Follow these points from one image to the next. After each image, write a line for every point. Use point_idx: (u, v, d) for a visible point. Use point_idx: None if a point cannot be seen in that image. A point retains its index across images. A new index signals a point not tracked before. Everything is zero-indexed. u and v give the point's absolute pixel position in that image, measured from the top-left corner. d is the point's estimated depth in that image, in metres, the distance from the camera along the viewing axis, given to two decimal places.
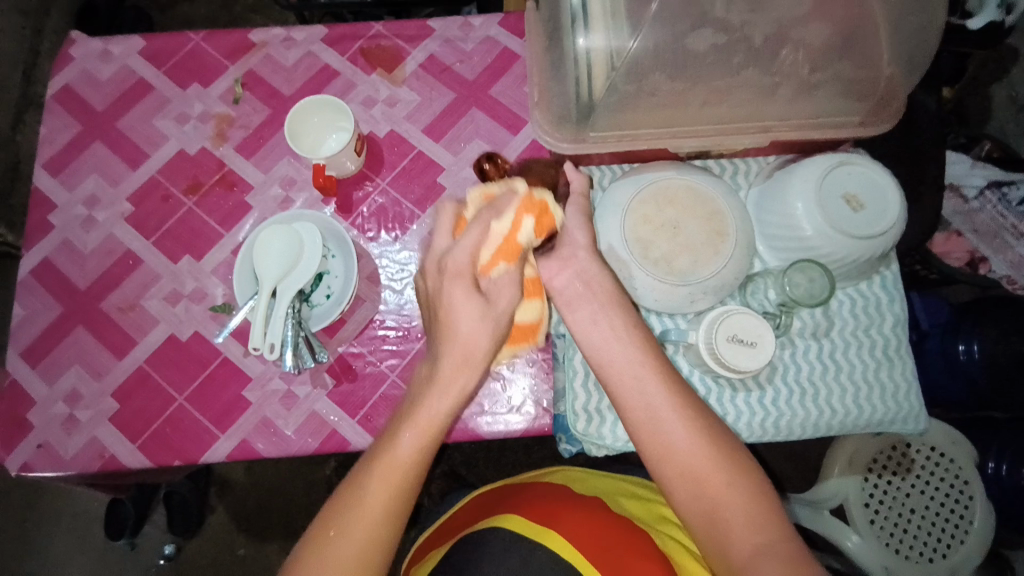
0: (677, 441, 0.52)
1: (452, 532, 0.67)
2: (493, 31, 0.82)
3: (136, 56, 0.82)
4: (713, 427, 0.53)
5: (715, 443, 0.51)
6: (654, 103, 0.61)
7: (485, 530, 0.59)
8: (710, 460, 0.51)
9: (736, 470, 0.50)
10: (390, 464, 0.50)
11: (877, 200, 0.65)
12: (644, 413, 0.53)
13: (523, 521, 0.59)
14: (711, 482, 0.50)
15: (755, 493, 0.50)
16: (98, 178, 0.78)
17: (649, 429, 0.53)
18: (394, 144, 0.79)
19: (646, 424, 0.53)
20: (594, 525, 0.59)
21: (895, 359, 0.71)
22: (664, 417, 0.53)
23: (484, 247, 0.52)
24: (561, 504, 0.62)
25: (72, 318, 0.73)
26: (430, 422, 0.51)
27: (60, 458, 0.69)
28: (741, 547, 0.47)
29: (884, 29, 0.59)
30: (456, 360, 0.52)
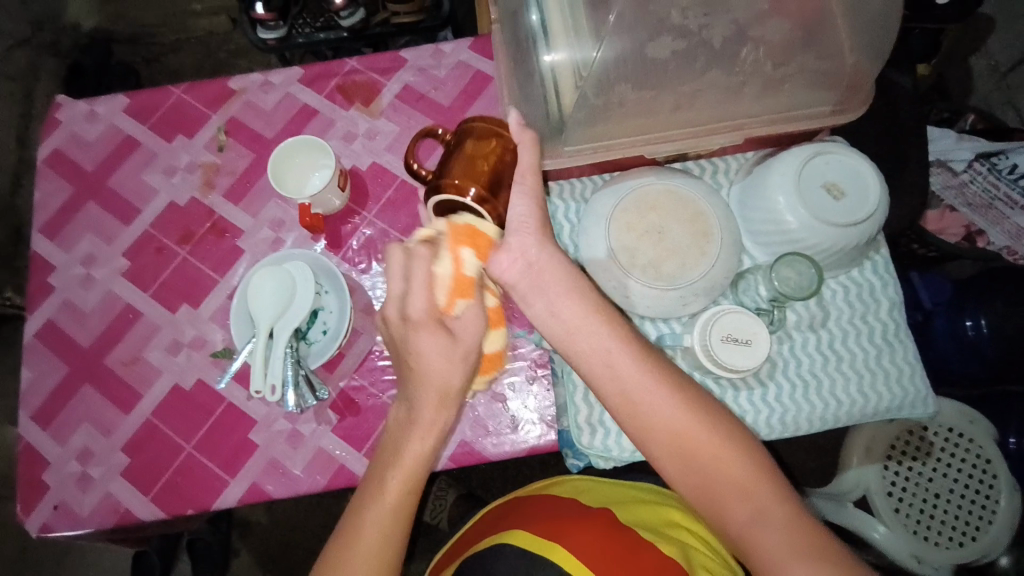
0: (662, 419, 0.51)
1: (464, 549, 0.68)
2: (465, 56, 0.84)
3: (122, 114, 0.84)
4: (697, 398, 0.53)
5: (701, 419, 0.51)
6: (624, 113, 0.61)
7: (495, 548, 0.59)
8: (699, 437, 0.51)
9: (723, 440, 0.51)
10: (381, 507, 0.53)
11: (858, 186, 0.65)
12: (623, 397, 0.52)
13: (530, 536, 0.59)
14: (702, 456, 0.50)
15: (747, 458, 0.51)
16: (93, 237, 0.80)
17: (630, 411, 0.52)
18: (377, 175, 0.80)
19: (626, 407, 0.52)
20: (603, 535, 0.58)
21: (897, 344, 0.70)
22: (645, 398, 0.51)
23: (438, 291, 0.52)
24: (568, 517, 0.62)
25: (78, 377, 0.75)
26: (412, 463, 0.54)
27: (77, 516, 0.70)
28: (741, 511, 0.49)
29: (844, 18, 0.59)
30: (433, 405, 0.53)
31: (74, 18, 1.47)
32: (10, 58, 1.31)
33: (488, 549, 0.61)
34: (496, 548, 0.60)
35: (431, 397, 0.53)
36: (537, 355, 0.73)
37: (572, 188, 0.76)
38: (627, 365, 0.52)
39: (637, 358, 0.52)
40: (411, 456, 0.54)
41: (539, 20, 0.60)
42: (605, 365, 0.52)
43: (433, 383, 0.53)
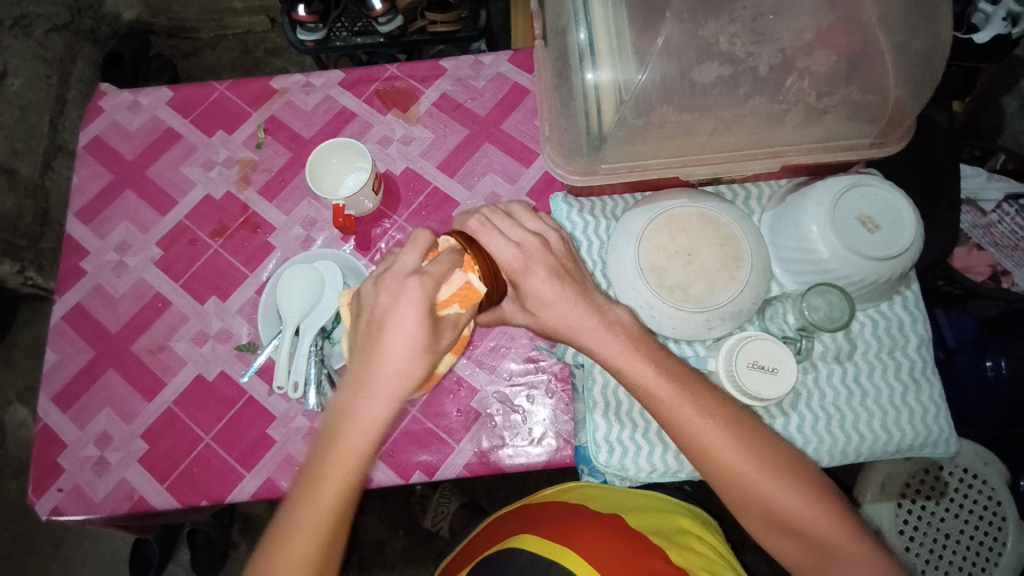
0: (734, 465, 0.53)
1: (471, 556, 0.66)
2: (503, 68, 0.85)
3: (165, 106, 0.86)
4: (765, 443, 0.54)
5: (772, 463, 0.53)
6: (663, 135, 0.62)
7: (504, 553, 0.58)
8: (769, 481, 0.52)
9: (793, 483, 0.52)
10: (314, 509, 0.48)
11: (894, 221, 0.65)
12: (694, 441, 0.54)
13: (541, 541, 0.57)
14: (773, 498, 0.52)
15: (818, 498, 0.52)
16: (128, 224, 0.81)
17: (700, 453, 0.54)
18: (410, 181, 0.81)
19: (697, 448, 0.54)
20: (616, 543, 0.57)
21: (922, 381, 0.69)
22: (715, 444, 0.53)
23: (446, 287, 0.49)
24: (580, 523, 0.59)
25: (103, 361, 0.76)
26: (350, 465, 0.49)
27: (91, 500, 0.70)
28: (810, 548, 0.52)
29: (892, 53, 0.59)
30: (374, 407, 0.49)
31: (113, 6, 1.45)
32: (48, 42, 1.28)
33: (496, 554, 0.59)
34: (505, 553, 0.58)
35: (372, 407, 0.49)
36: (558, 369, 0.73)
37: (604, 205, 0.76)
38: (693, 412, 0.54)
39: (703, 404, 0.54)
40: (351, 452, 0.49)
41: (586, 39, 0.60)
42: (679, 411, 0.54)
43: (387, 384, 0.49)
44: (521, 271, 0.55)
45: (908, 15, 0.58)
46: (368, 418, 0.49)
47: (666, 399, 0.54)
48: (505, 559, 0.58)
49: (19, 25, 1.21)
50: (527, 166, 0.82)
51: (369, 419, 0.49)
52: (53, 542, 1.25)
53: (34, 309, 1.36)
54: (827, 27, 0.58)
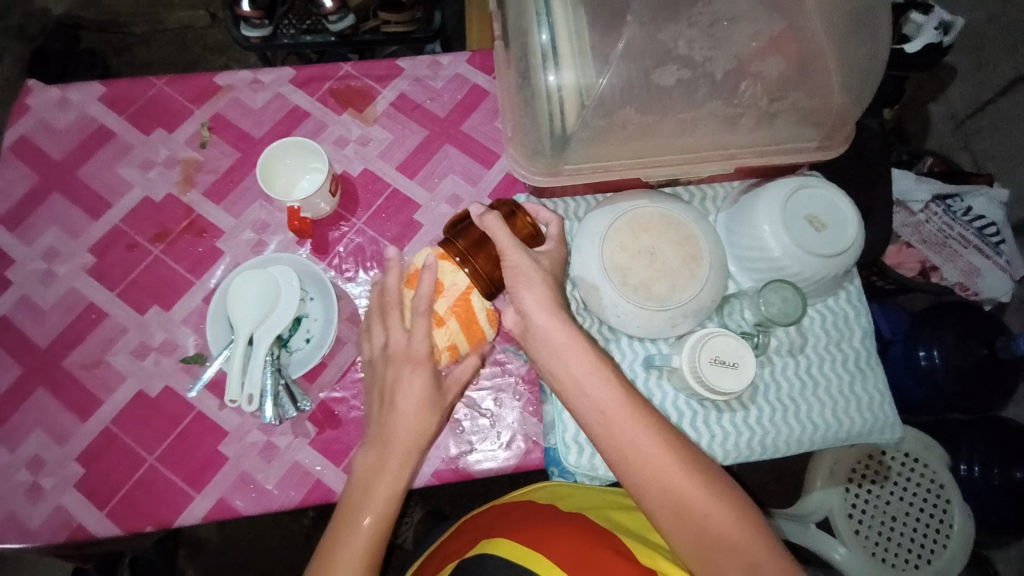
0: (653, 462, 0.51)
1: (443, 562, 0.64)
2: (462, 69, 0.84)
3: (97, 102, 0.79)
4: (685, 446, 0.53)
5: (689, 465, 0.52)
6: (625, 136, 0.63)
7: (476, 557, 0.57)
8: (688, 481, 0.51)
9: (714, 490, 0.51)
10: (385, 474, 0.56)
11: (837, 221, 0.69)
12: (634, 452, 0.52)
13: (515, 546, 0.56)
14: (697, 509, 0.50)
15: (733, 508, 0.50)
16: (57, 230, 0.75)
17: (636, 465, 0.52)
18: (368, 183, 0.79)
19: (617, 439, 0.53)
20: (587, 548, 0.56)
21: (868, 371, 0.74)
22: (635, 436, 0.52)
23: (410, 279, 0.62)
24: (557, 527, 0.59)
25: (31, 379, 0.69)
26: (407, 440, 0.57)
27: (21, 531, 0.64)
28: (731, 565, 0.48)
29: (834, 61, 0.62)
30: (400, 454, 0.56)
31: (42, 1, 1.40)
32: None
33: (469, 561, 0.58)
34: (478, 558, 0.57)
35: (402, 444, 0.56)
36: (525, 371, 0.72)
37: (567, 207, 0.77)
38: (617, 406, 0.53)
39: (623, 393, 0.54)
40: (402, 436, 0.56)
41: (548, 40, 0.59)
42: (597, 398, 0.54)
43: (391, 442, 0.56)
44: (508, 250, 0.56)
45: (850, 24, 0.62)
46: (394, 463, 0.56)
47: (613, 412, 0.53)
48: (479, 565, 0.56)
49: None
50: (488, 167, 0.81)
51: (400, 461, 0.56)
52: None
53: None
54: (777, 35, 0.60)
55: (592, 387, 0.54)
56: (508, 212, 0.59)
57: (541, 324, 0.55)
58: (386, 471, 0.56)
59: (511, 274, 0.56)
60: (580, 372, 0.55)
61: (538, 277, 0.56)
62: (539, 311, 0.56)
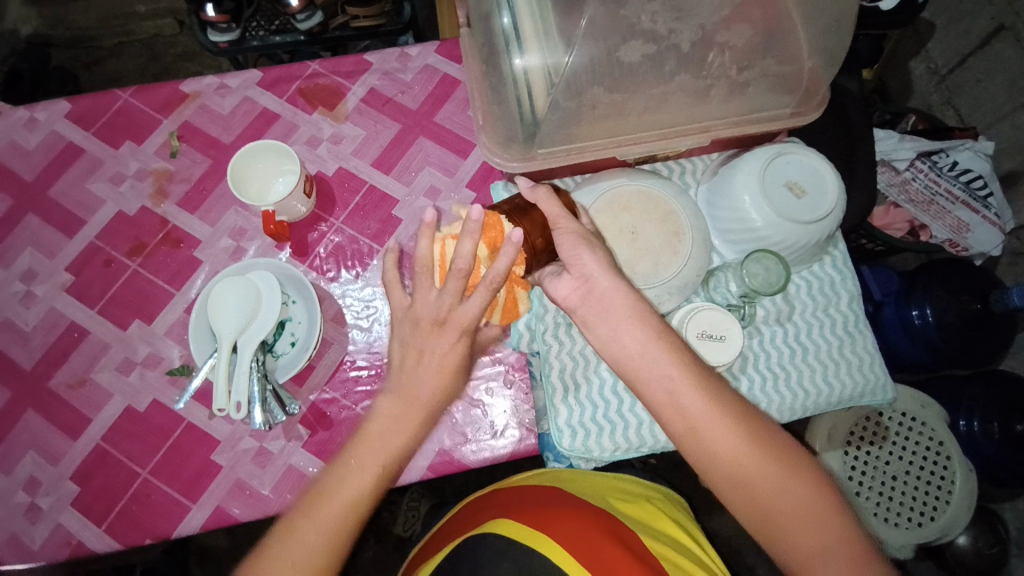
0: (722, 443, 0.49)
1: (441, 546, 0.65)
2: (431, 59, 0.83)
3: (63, 119, 0.78)
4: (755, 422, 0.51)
5: (760, 443, 0.50)
6: (597, 116, 0.62)
7: (478, 539, 0.57)
8: (758, 457, 0.49)
9: (786, 467, 0.49)
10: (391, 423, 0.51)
11: (818, 186, 0.68)
12: (702, 429, 0.50)
13: (515, 525, 0.57)
14: (767, 489, 0.49)
15: (804, 484, 0.49)
16: (33, 251, 0.74)
17: (703, 445, 0.50)
18: (344, 181, 0.78)
19: (682, 415, 0.50)
20: (584, 528, 0.56)
21: (856, 334, 0.73)
22: (703, 416, 0.50)
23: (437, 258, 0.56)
24: (553, 509, 0.59)
25: (17, 402, 0.69)
26: (410, 414, 0.52)
27: (23, 552, 0.64)
28: (804, 543, 0.48)
29: (801, 25, 0.61)
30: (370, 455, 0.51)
31: (11, 23, 1.36)
32: None
33: (465, 545, 0.58)
34: (479, 538, 0.57)
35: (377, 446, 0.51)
36: (514, 359, 0.72)
37: None
38: (686, 385, 0.50)
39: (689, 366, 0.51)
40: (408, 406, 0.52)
41: (510, 24, 0.59)
42: (660, 369, 0.51)
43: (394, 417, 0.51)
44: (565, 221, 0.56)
45: None
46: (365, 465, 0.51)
47: (683, 391, 0.50)
48: (476, 547, 0.56)
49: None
50: (464, 157, 0.80)
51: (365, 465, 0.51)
52: None
53: None
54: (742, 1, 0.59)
55: (658, 365, 0.51)
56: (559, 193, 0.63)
57: (609, 285, 0.53)
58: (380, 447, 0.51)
59: (566, 241, 0.55)
60: (638, 346, 0.52)
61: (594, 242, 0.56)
62: (604, 272, 0.54)
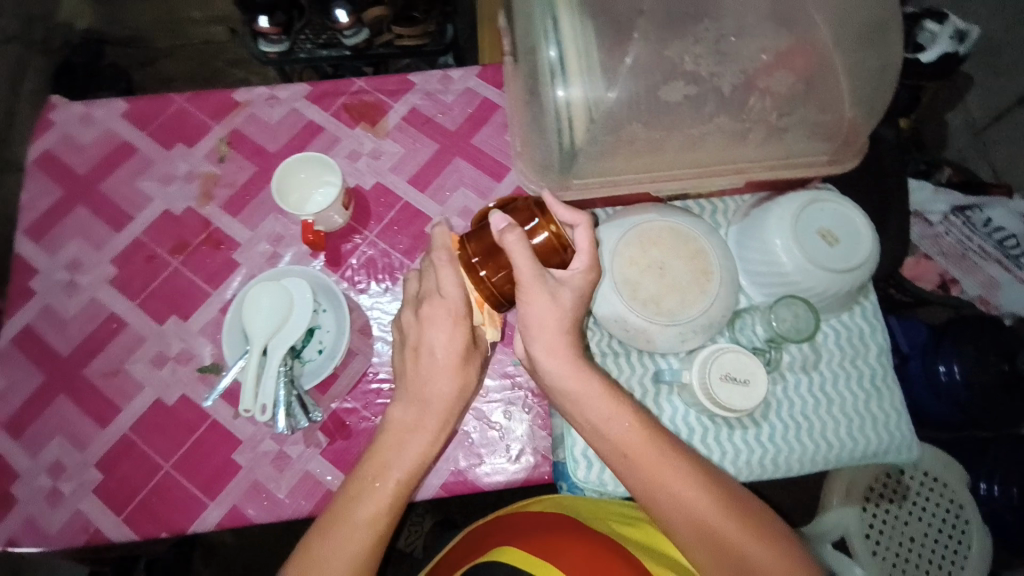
0: (684, 500, 0.54)
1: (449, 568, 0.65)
2: (473, 83, 0.85)
3: (120, 118, 0.82)
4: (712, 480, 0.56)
5: (717, 499, 0.55)
6: (634, 151, 0.63)
7: (484, 564, 0.56)
8: (717, 512, 0.54)
9: (748, 526, 0.54)
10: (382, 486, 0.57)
11: (850, 234, 0.68)
12: (660, 486, 0.55)
13: (520, 553, 0.56)
14: (732, 545, 0.53)
15: (765, 539, 0.54)
16: (81, 242, 0.77)
17: (668, 503, 0.55)
18: (380, 196, 0.80)
19: (637, 472, 0.55)
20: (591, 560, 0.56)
21: (883, 389, 0.72)
22: (664, 477, 0.55)
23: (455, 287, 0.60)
24: (559, 535, 0.59)
25: (52, 387, 0.71)
26: (397, 482, 0.57)
27: (43, 535, 0.66)
28: None
29: (843, 75, 0.62)
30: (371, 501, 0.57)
31: (67, 17, 1.46)
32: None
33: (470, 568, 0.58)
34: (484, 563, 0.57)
35: (382, 493, 0.57)
36: (534, 384, 0.72)
37: None
38: (641, 445, 0.55)
39: (640, 424, 0.56)
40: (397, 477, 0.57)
41: (556, 55, 0.60)
42: (609, 425, 0.56)
43: (372, 490, 0.57)
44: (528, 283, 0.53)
45: (859, 37, 0.61)
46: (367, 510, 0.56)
47: (641, 454, 0.55)
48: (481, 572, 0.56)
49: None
50: (498, 180, 0.82)
51: (371, 512, 0.56)
52: None
53: None
54: (785, 50, 0.60)
55: (620, 434, 0.56)
56: (527, 216, 0.56)
57: (557, 375, 0.57)
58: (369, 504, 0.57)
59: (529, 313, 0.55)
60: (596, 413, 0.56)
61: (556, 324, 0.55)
62: (549, 357, 0.56)
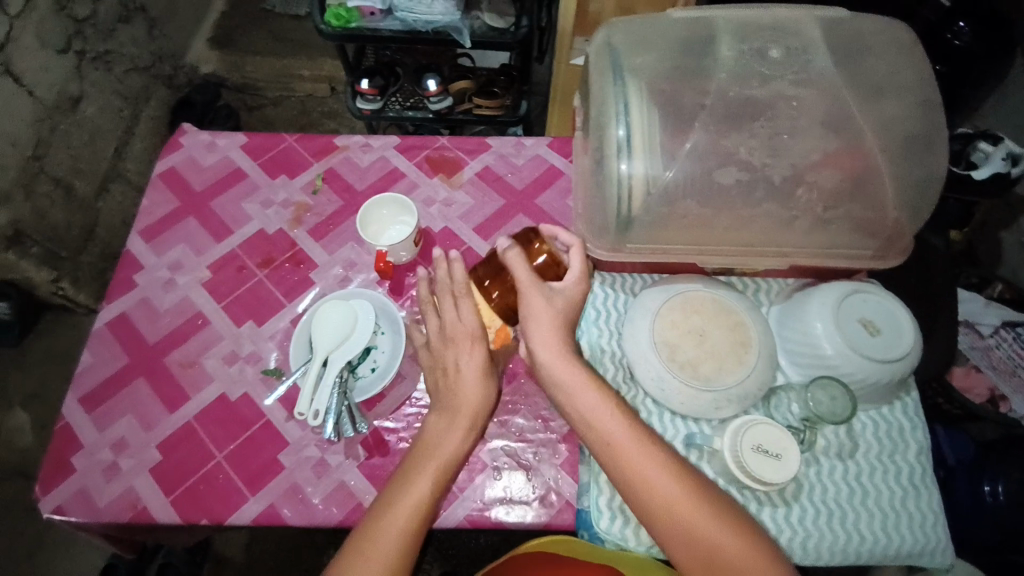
0: (655, 483, 0.58)
1: None
2: (542, 151, 0.95)
3: (237, 149, 0.95)
4: (683, 469, 0.59)
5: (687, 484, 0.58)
6: (685, 224, 0.69)
7: None
8: (682, 495, 0.57)
9: (718, 515, 0.56)
10: (437, 456, 0.62)
11: (892, 327, 0.70)
12: (631, 472, 0.58)
13: None
14: (701, 534, 0.55)
15: (735, 532, 0.56)
16: (184, 247, 0.88)
17: (640, 490, 0.58)
18: (447, 239, 0.88)
19: (612, 458, 0.59)
20: None
21: (922, 489, 0.71)
22: (637, 462, 0.58)
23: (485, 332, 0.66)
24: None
25: (134, 370, 0.79)
26: (443, 456, 0.62)
27: (94, 505, 0.71)
28: None
29: (889, 178, 0.67)
30: (427, 480, 0.61)
31: (194, 61, 1.69)
32: (127, 80, 1.45)
33: None
34: None
35: (437, 463, 0.62)
36: (566, 431, 0.75)
37: (624, 282, 0.82)
38: (619, 431, 0.60)
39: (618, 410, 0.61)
40: (444, 448, 0.62)
41: (624, 134, 0.66)
42: (585, 402, 0.61)
43: (432, 460, 0.62)
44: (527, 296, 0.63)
45: (906, 147, 0.67)
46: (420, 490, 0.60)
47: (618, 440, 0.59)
48: None
49: (102, 59, 1.37)
50: None
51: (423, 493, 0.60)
52: (29, 543, 1.28)
53: (71, 325, 1.50)
54: (834, 150, 0.66)
55: (605, 420, 0.60)
56: (525, 242, 0.68)
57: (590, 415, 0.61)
58: (422, 478, 0.61)
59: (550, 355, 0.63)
60: (589, 411, 0.61)
61: (551, 321, 0.63)
62: (583, 395, 0.62)
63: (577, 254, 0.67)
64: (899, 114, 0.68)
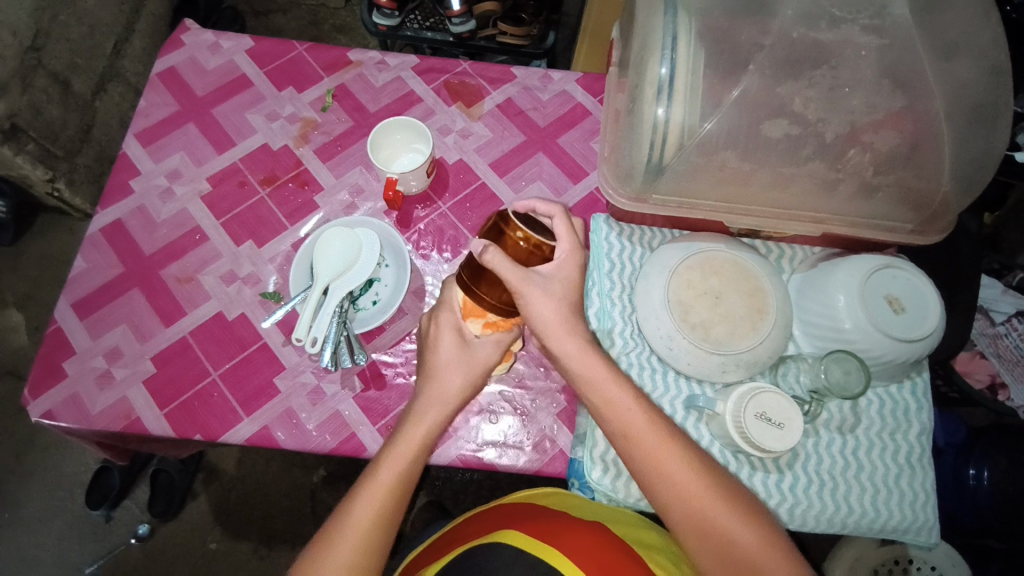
0: (674, 476, 0.56)
1: (450, 545, 0.67)
2: (570, 87, 0.88)
3: (243, 54, 0.88)
4: (709, 468, 0.57)
5: (710, 483, 0.56)
6: (720, 177, 0.65)
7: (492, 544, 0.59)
8: (705, 491, 0.56)
9: (742, 515, 0.55)
10: (408, 443, 0.61)
11: (918, 307, 0.67)
12: (653, 466, 0.57)
13: (525, 537, 0.59)
14: (727, 534, 0.54)
15: (758, 533, 0.54)
16: (183, 155, 0.83)
17: (661, 486, 0.57)
18: (460, 172, 0.83)
19: (633, 448, 0.58)
20: (596, 547, 0.58)
21: (917, 468, 0.71)
22: (660, 456, 0.57)
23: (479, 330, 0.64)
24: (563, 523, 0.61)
25: (128, 279, 0.77)
26: (417, 443, 0.61)
27: (86, 411, 0.70)
28: None
29: (949, 148, 0.62)
30: (371, 501, 0.59)
31: None
32: None
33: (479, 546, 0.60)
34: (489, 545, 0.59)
35: (407, 447, 0.61)
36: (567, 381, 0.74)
37: (642, 235, 0.78)
38: (641, 423, 0.58)
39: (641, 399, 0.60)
40: (411, 434, 0.62)
41: (667, 74, 0.60)
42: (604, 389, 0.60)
43: (402, 447, 0.61)
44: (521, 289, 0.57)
45: (972, 116, 0.61)
46: (364, 512, 0.58)
47: (640, 433, 0.58)
48: (487, 554, 0.58)
49: None
50: (575, 181, 0.84)
51: (387, 486, 0.60)
52: (25, 440, 1.31)
53: (65, 229, 1.47)
54: (896, 110, 0.60)
55: (624, 412, 0.59)
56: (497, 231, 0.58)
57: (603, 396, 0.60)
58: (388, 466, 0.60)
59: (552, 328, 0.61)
60: (603, 396, 0.60)
61: (556, 318, 0.60)
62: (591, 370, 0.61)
63: (561, 226, 0.63)
64: (970, 79, 0.62)
